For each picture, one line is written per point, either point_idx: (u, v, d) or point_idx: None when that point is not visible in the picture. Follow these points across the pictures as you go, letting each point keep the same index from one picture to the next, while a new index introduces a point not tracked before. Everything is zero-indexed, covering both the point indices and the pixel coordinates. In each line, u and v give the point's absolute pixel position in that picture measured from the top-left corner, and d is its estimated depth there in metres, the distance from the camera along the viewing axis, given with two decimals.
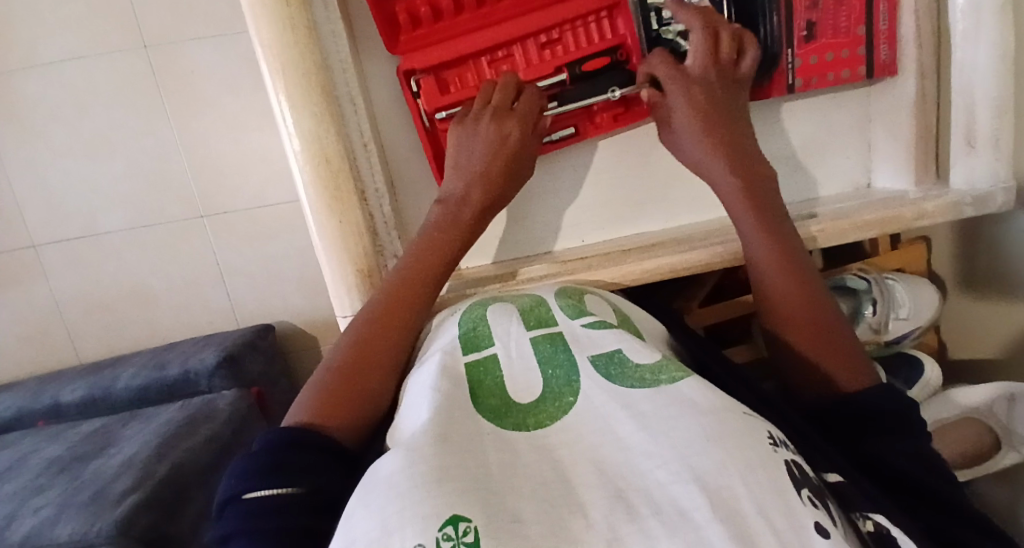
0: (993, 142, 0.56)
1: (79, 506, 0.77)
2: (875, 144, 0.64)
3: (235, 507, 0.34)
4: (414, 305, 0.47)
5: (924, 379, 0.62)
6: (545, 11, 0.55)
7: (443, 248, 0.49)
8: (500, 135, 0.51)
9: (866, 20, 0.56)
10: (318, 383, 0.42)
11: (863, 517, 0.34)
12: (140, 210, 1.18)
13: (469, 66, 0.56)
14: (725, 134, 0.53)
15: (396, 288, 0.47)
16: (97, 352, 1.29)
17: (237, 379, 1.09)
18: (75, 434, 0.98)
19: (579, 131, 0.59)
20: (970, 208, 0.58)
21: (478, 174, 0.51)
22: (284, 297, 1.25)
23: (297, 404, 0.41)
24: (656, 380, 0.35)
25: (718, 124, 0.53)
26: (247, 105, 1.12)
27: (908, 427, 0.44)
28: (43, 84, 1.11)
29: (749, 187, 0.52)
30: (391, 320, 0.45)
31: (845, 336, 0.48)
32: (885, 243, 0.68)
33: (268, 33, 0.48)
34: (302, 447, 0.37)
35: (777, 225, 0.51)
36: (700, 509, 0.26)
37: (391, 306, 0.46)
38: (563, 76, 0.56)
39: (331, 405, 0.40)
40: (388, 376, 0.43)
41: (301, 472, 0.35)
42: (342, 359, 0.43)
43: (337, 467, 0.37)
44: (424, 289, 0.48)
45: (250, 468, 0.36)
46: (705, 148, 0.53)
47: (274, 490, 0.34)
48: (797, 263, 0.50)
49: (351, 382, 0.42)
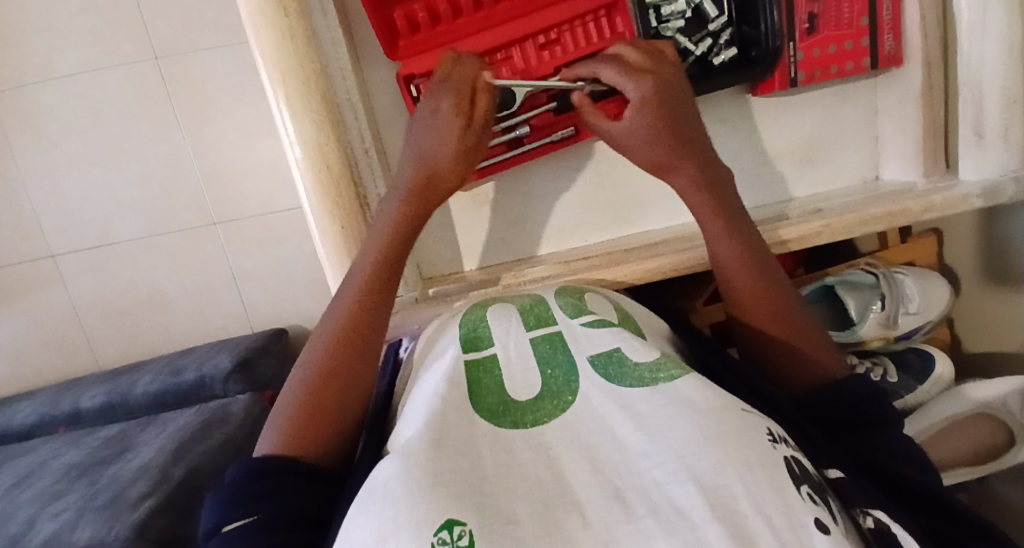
0: (1002, 132, 0.55)
1: (97, 510, 0.79)
2: (883, 136, 0.63)
3: (215, 540, 0.35)
4: (369, 311, 0.46)
5: (936, 374, 0.61)
6: (542, 11, 0.54)
7: (393, 246, 0.48)
8: (432, 108, 0.47)
9: (870, 12, 0.56)
10: (282, 413, 0.42)
11: (864, 514, 0.33)
12: (154, 216, 1.20)
13: None
14: (679, 141, 0.48)
15: (350, 299, 0.46)
16: (115, 357, 1.31)
17: (250, 383, 1.11)
18: (94, 438, 1.00)
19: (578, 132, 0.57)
20: (980, 200, 0.57)
21: (417, 162, 0.48)
22: (296, 301, 1.27)
23: (267, 433, 0.41)
24: (654, 378, 0.35)
25: (670, 125, 0.48)
26: (255, 112, 1.14)
27: (885, 427, 0.45)
28: (59, 96, 1.13)
29: (714, 191, 0.50)
30: (348, 334, 0.44)
31: (816, 343, 0.48)
32: (894, 236, 0.67)
33: (268, 42, 0.49)
34: (272, 476, 0.37)
35: (746, 228, 0.50)
36: (698, 508, 0.26)
37: (347, 322, 0.45)
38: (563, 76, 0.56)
39: (299, 431, 0.40)
40: (351, 393, 0.43)
41: (272, 499, 0.36)
42: (302, 385, 0.43)
43: (310, 491, 0.38)
44: (373, 294, 0.46)
45: (224, 501, 0.36)
46: (655, 153, 0.49)
47: (242, 521, 0.34)
48: (763, 276, 0.49)
49: (313, 407, 0.41)
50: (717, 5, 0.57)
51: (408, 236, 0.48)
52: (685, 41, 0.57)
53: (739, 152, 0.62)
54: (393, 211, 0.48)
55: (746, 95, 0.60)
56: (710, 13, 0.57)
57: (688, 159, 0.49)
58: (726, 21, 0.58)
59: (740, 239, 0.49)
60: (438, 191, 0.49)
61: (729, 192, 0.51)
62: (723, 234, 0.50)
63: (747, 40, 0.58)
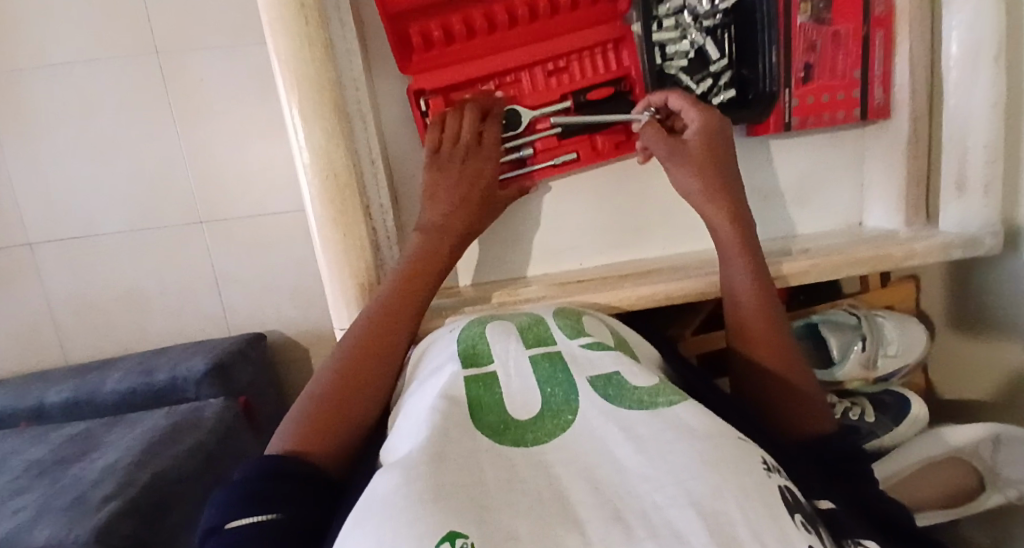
0: (984, 186, 0.58)
1: (58, 510, 0.76)
2: (869, 185, 0.66)
3: (217, 537, 0.36)
4: (396, 335, 0.49)
5: (913, 415, 0.62)
6: (552, 41, 0.57)
7: (422, 278, 0.52)
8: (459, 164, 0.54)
9: (863, 65, 0.59)
10: (300, 414, 0.44)
11: (857, 544, 0.34)
12: (139, 212, 1.18)
13: (478, 88, 0.57)
14: (725, 185, 0.54)
15: (379, 319, 0.49)
16: (84, 354, 1.27)
17: (225, 387, 1.08)
18: (58, 435, 0.96)
19: (580, 156, 0.60)
20: (959, 250, 0.59)
21: (449, 206, 0.54)
22: (278, 308, 1.25)
23: (280, 432, 0.44)
24: (653, 402, 0.36)
25: (714, 163, 0.54)
26: (252, 115, 1.14)
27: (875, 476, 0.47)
28: (53, 85, 1.12)
29: (743, 233, 0.52)
30: (374, 354, 0.48)
31: (812, 391, 0.49)
32: (876, 280, 0.69)
33: (286, 48, 0.50)
34: (280, 478, 0.38)
35: (764, 271, 0.52)
36: (697, 533, 0.27)
37: (373, 341, 0.48)
38: (568, 102, 0.58)
39: (316, 432, 0.43)
40: (368, 410, 0.46)
41: (281, 500, 0.37)
42: (324, 393, 0.46)
43: (311, 498, 0.39)
44: (404, 318, 0.50)
45: (232, 500, 0.37)
46: (698, 188, 0.54)
47: (255, 518, 0.36)
48: (773, 319, 0.51)
49: (329, 417, 0.44)
50: (719, 47, 0.59)
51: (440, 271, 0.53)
52: (687, 79, 0.59)
53: None
54: (426, 249, 0.53)
55: (739, 135, 0.63)
56: (712, 54, 0.59)
57: (721, 199, 0.53)
58: (726, 63, 0.59)
59: (759, 280, 0.51)
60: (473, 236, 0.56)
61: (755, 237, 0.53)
62: (745, 268, 0.51)
63: (745, 81, 0.60)
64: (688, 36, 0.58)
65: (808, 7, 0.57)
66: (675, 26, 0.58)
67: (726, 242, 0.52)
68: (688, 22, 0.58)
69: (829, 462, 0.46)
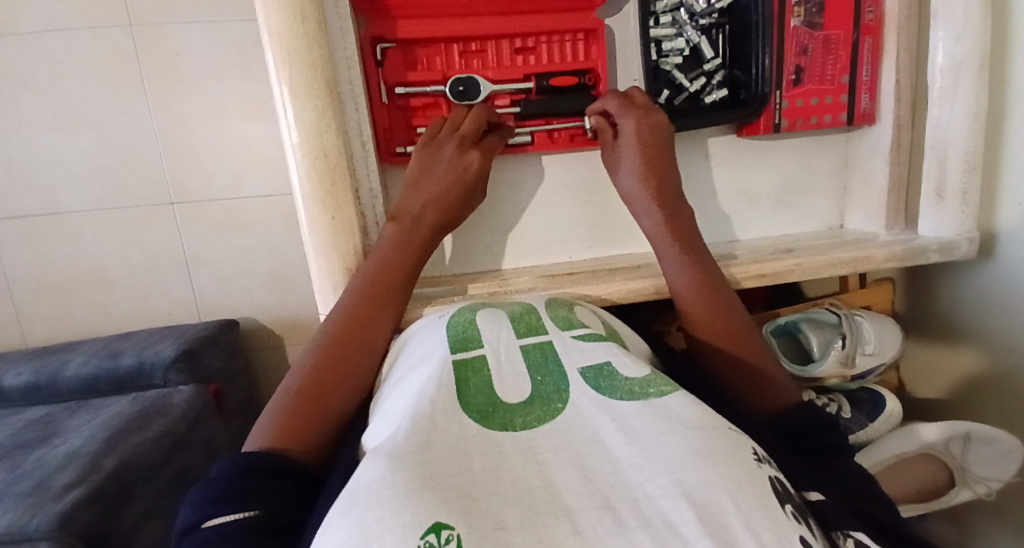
0: (961, 195, 0.59)
1: (18, 495, 0.71)
2: (850, 189, 0.68)
3: (193, 536, 0.35)
4: (375, 326, 0.50)
5: (887, 412, 0.65)
6: (525, 17, 0.56)
7: (398, 269, 0.52)
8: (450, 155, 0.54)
9: (851, 71, 0.60)
10: (276, 411, 0.44)
11: (844, 536, 0.35)
12: (107, 189, 1.14)
13: (441, 49, 0.57)
14: (667, 171, 0.56)
15: (352, 309, 0.50)
16: (43, 336, 1.22)
17: (195, 374, 1.05)
18: (18, 420, 0.93)
19: (534, 141, 0.60)
20: (936, 255, 0.60)
21: (426, 196, 0.54)
22: (251, 293, 1.22)
23: (257, 430, 0.43)
24: (645, 393, 0.36)
25: (658, 153, 0.56)
26: (229, 92, 1.10)
27: (845, 454, 0.47)
28: (17, 52, 1.07)
29: (683, 223, 0.55)
30: (351, 348, 0.48)
31: (769, 369, 0.50)
32: (855, 282, 0.73)
33: (278, 22, 0.48)
34: (258, 475, 0.38)
35: (708, 258, 0.54)
36: (688, 523, 0.27)
37: (347, 330, 0.49)
38: (530, 84, 0.58)
39: (293, 428, 0.43)
40: (348, 403, 0.46)
41: (260, 496, 0.36)
42: (301, 386, 0.45)
43: (290, 494, 0.38)
44: (385, 309, 0.51)
45: (207, 497, 0.36)
46: (645, 177, 0.56)
47: (237, 515, 0.35)
48: (727, 308, 0.52)
49: (308, 411, 0.44)
50: (713, 47, 0.61)
51: (418, 263, 0.53)
52: (681, 76, 0.61)
53: (721, 187, 0.65)
54: (398, 237, 0.53)
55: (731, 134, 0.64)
56: (706, 54, 0.60)
57: (667, 190, 0.56)
58: (720, 63, 0.62)
59: (705, 269, 0.53)
60: (451, 225, 0.56)
61: (693, 228, 0.56)
62: (693, 264, 0.54)
63: (737, 82, 0.62)
64: (684, 33, 0.60)
65: (801, 10, 0.57)
66: (672, 23, 0.59)
67: (668, 238, 0.55)
68: (685, 19, 0.60)
69: (800, 444, 0.47)
